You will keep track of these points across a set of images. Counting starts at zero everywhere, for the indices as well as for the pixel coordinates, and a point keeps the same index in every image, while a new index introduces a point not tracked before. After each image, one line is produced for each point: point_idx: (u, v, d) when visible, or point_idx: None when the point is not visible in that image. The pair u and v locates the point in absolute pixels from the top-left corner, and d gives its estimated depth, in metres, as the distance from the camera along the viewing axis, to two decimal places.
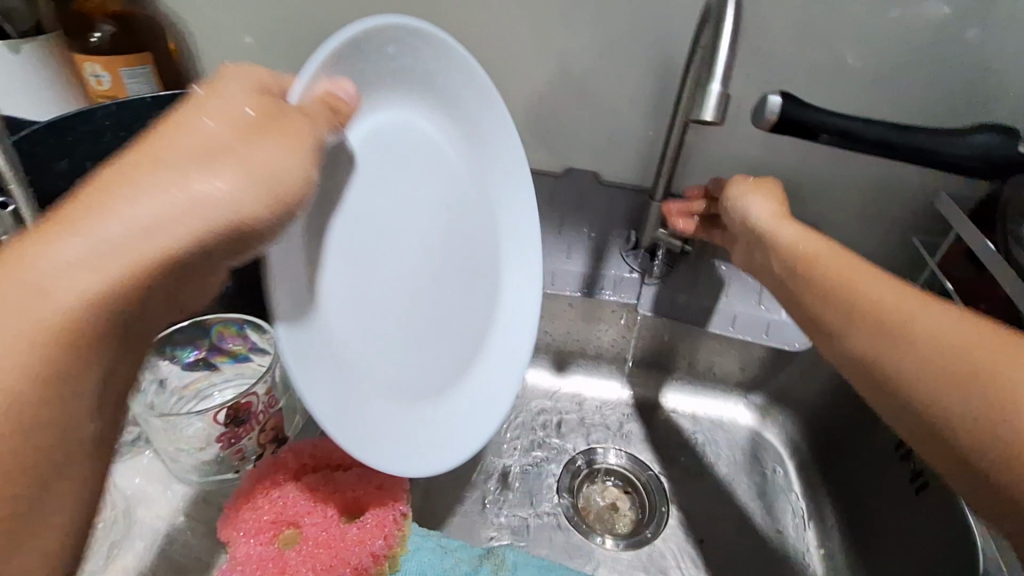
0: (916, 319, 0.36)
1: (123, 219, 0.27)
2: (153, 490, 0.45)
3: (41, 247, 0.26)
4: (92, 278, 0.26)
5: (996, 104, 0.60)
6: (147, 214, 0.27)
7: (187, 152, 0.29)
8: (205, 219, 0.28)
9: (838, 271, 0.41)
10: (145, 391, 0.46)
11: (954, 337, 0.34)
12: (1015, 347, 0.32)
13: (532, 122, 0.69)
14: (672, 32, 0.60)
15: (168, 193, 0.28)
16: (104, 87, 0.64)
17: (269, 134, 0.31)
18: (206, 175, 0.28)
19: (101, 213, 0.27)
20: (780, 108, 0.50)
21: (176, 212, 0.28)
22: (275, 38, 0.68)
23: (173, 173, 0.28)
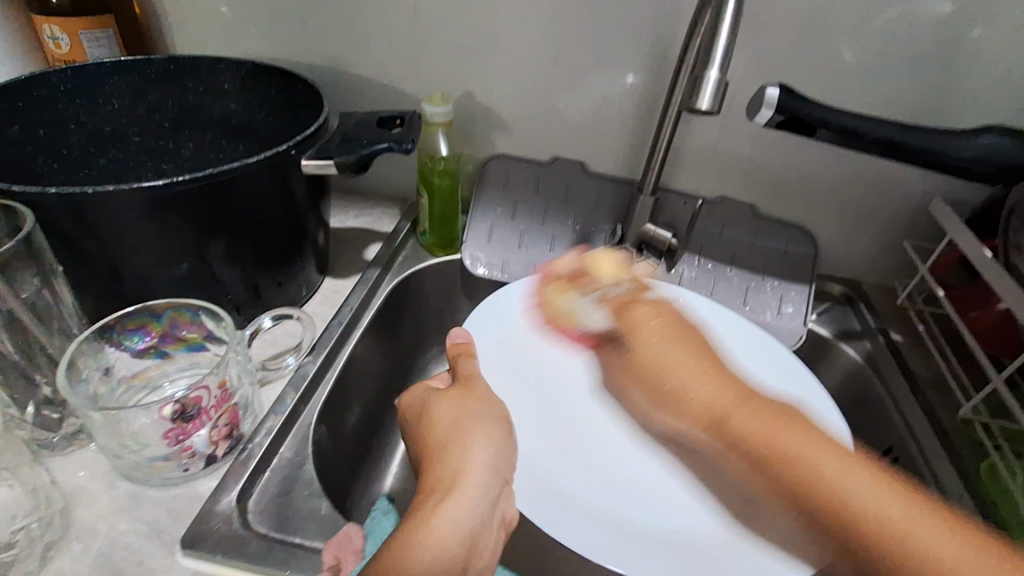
0: (807, 468, 0.32)
1: (455, 518, 0.32)
2: (94, 487, 0.41)
3: (432, 509, 0.32)
4: (462, 538, 0.31)
5: (1001, 107, 0.57)
6: (466, 517, 0.32)
7: (440, 436, 0.36)
8: (473, 502, 0.33)
9: (746, 433, 0.34)
10: (86, 379, 0.42)
11: (844, 487, 0.31)
12: (886, 490, 0.30)
13: (517, 109, 0.66)
14: (668, 18, 0.57)
15: (478, 457, 0.35)
16: (62, 51, 0.62)
17: (481, 393, 0.41)
18: (486, 429, 0.37)
19: (454, 502, 0.32)
20: (776, 101, 0.48)
21: (482, 479, 0.34)
22: (247, 9, 0.65)
23: (482, 432, 0.37)
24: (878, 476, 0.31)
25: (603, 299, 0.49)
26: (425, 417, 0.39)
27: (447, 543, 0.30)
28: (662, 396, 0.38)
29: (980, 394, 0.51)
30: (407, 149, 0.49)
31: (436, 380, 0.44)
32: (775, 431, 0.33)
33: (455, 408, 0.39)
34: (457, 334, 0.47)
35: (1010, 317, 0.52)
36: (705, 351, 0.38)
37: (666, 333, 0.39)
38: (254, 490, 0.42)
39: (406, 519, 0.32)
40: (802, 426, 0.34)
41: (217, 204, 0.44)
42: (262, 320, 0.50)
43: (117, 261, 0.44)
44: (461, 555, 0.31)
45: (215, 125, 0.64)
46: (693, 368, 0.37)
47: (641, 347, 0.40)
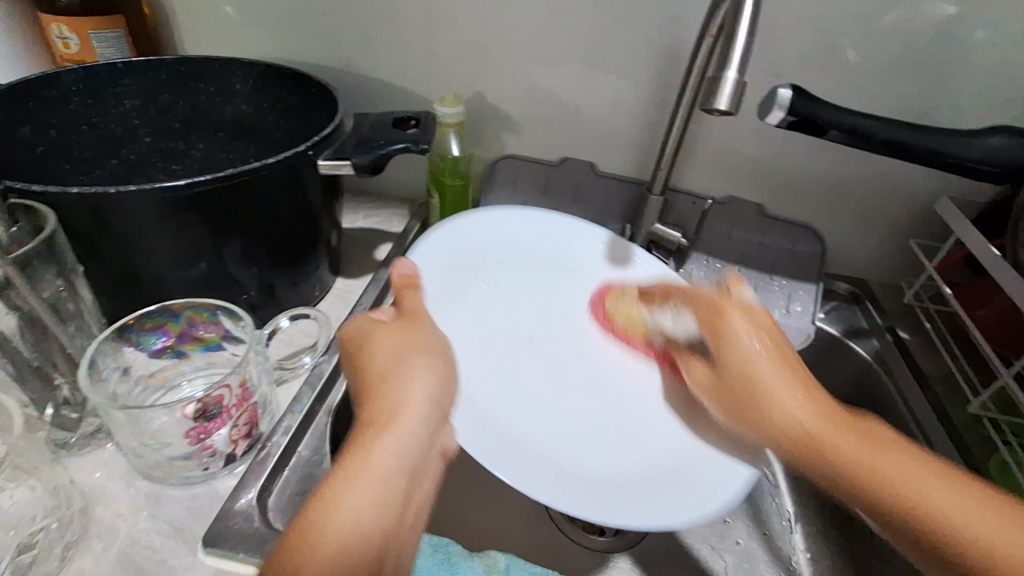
0: (879, 468, 0.35)
1: (378, 468, 0.32)
2: (114, 486, 0.41)
3: (355, 456, 0.32)
4: (375, 496, 0.31)
5: (1006, 108, 0.58)
6: (388, 460, 0.32)
7: (376, 370, 0.36)
8: (399, 449, 0.33)
9: (813, 427, 0.37)
10: (106, 379, 0.42)
11: (907, 484, 0.34)
12: (976, 503, 0.32)
13: (526, 110, 0.66)
14: (678, 20, 0.57)
15: (396, 394, 0.35)
16: (72, 51, 0.62)
17: (416, 329, 0.40)
18: (416, 366, 0.37)
19: (379, 439, 0.33)
20: (789, 102, 0.49)
21: (415, 427, 0.34)
22: (258, 10, 0.65)
23: (406, 369, 0.36)
24: (944, 476, 0.34)
25: (684, 305, 0.48)
26: (365, 349, 0.38)
27: (348, 482, 0.31)
28: (759, 402, 0.39)
29: (990, 392, 0.51)
30: (423, 149, 0.50)
31: (382, 309, 0.42)
32: (845, 445, 0.36)
33: (394, 342, 0.38)
34: (403, 268, 0.43)
35: (1018, 313, 0.53)
36: (791, 370, 0.39)
37: (760, 329, 0.40)
38: (273, 489, 0.42)
39: (344, 458, 0.32)
40: (853, 424, 0.37)
41: (235, 204, 0.44)
42: (280, 320, 0.52)
43: (136, 260, 0.44)
44: (396, 490, 0.32)
45: (226, 126, 0.64)
46: (776, 379, 0.39)
47: (753, 352, 0.40)
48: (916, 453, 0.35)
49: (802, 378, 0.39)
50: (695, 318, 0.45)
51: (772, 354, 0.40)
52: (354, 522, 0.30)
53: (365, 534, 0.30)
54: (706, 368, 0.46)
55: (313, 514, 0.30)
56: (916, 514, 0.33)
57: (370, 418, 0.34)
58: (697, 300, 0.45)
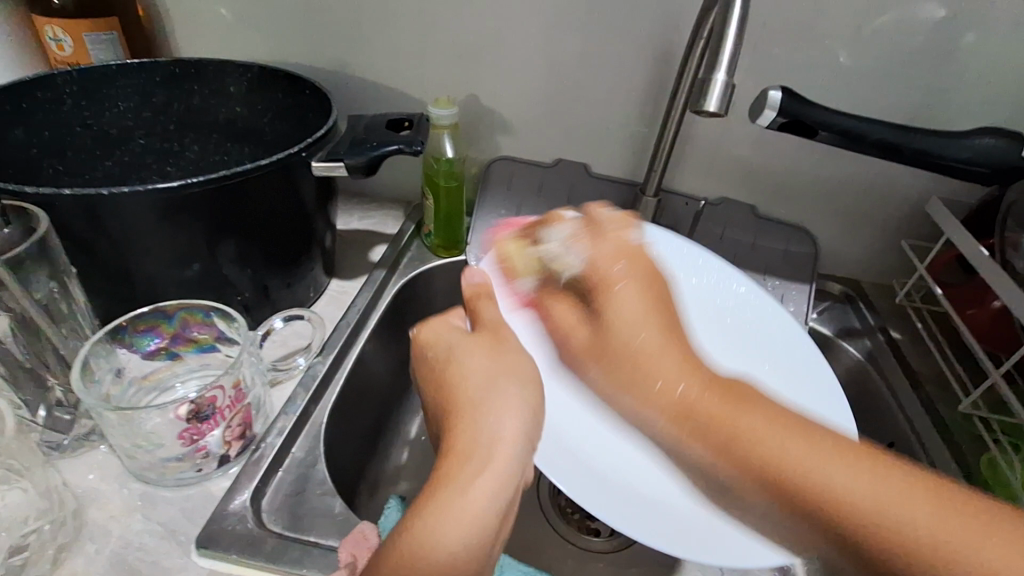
0: (812, 471, 0.28)
1: (471, 505, 0.30)
2: (107, 488, 0.41)
3: (450, 493, 0.30)
4: (475, 529, 0.30)
5: (995, 109, 0.59)
6: (484, 500, 0.30)
7: (468, 393, 0.35)
8: (499, 484, 0.31)
9: (792, 462, 0.28)
10: (99, 381, 0.42)
11: (854, 487, 0.27)
12: (909, 494, 0.26)
13: (519, 111, 0.66)
14: (670, 23, 0.58)
15: (487, 423, 0.33)
16: (66, 53, 0.63)
17: (511, 349, 0.38)
18: (512, 391, 0.35)
19: (472, 473, 0.31)
20: (780, 103, 0.49)
21: (514, 459, 0.32)
22: (253, 13, 0.65)
23: (497, 394, 0.35)
24: (883, 470, 0.27)
25: (578, 237, 0.43)
26: (450, 370, 0.37)
27: (434, 520, 0.29)
28: (644, 371, 0.34)
29: (980, 391, 0.52)
30: (417, 151, 0.50)
31: (457, 319, 0.42)
32: (807, 458, 0.28)
33: (486, 361, 0.37)
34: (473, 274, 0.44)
35: (1007, 313, 0.53)
36: (668, 326, 0.36)
37: (631, 266, 0.40)
38: (267, 490, 0.42)
39: (428, 490, 0.31)
40: (755, 400, 0.31)
41: (229, 206, 0.44)
42: (274, 321, 0.52)
43: (129, 262, 0.44)
44: (492, 531, 0.30)
45: (221, 127, 0.64)
46: (631, 305, 0.37)
47: (615, 304, 0.37)
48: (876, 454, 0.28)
49: (663, 328, 0.36)
50: (575, 226, 0.45)
51: (695, 382, 0.32)
52: (443, 560, 0.29)
53: (459, 568, 0.29)
54: (592, 331, 0.39)
55: (407, 551, 0.29)
56: (885, 543, 0.26)
57: (451, 449, 0.32)
58: (596, 251, 0.41)
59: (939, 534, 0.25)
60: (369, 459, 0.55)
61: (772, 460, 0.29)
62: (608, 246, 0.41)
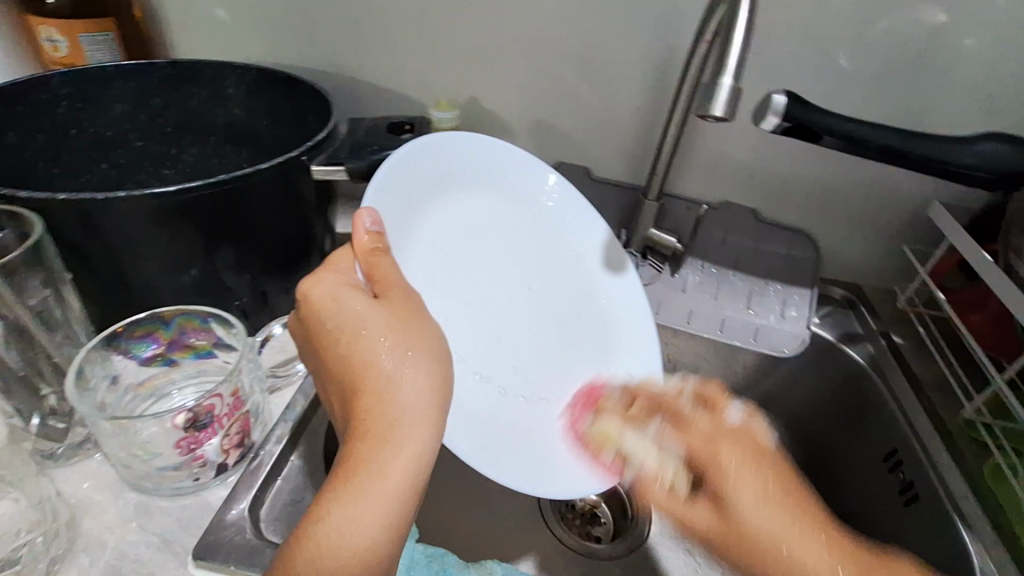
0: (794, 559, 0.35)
1: (372, 499, 0.30)
2: (102, 497, 0.41)
3: (349, 490, 0.31)
4: (374, 522, 0.30)
5: (996, 115, 0.59)
6: (400, 479, 0.31)
7: (373, 374, 0.34)
8: (397, 475, 0.31)
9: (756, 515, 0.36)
10: (95, 389, 0.42)
11: None
12: None
13: (521, 114, 0.66)
14: (673, 26, 0.58)
15: (381, 408, 0.33)
16: (61, 54, 0.61)
17: (405, 330, 0.36)
18: (411, 376, 0.34)
19: (383, 453, 0.32)
20: (783, 108, 0.49)
21: (415, 457, 0.32)
22: (252, 14, 0.64)
23: (386, 378, 0.34)
24: (858, 565, 0.36)
25: (665, 434, 0.43)
26: (347, 340, 0.35)
27: (333, 500, 0.30)
28: (765, 557, 0.36)
29: (983, 397, 0.52)
30: (418, 155, 0.49)
31: (351, 273, 0.38)
32: (805, 554, 0.36)
33: (391, 338, 0.35)
34: (365, 219, 0.39)
35: (1010, 318, 0.53)
36: (765, 462, 0.39)
37: (735, 443, 0.39)
38: (266, 499, 0.41)
39: (345, 468, 0.31)
40: (806, 515, 0.37)
41: (227, 210, 0.44)
42: (273, 327, 0.51)
43: (126, 267, 0.43)
44: (409, 506, 0.32)
45: (218, 130, 0.63)
46: (750, 491, 0.37)
47: (733, 495, 0.37)
48: (849, 549, 0.37)
49: (765, 487, 0.37)
50: (688, 456, 0.40)
51: (763, 503, 0.37)
52: (356, 535, 0.30)
53: (371, 547, 0.30)
54: (716, 514, 0.38)
55: (314, 536, 0.30)
56: None
57: (360, 429, 0.32)
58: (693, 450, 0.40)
59: None
60: None
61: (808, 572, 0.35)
62: (750, 474, 0.37)
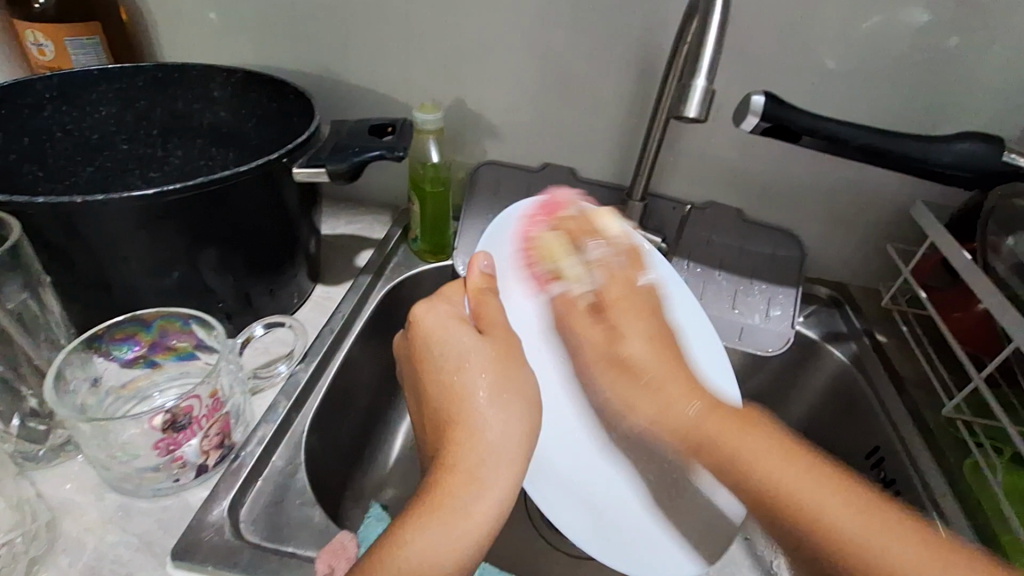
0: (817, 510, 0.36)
1: (459, 524, 0.33)
2: (82, 498, 0.41)
3: (424, 517, 0.33)
4: (450, 550, 0.32)
5: (976, 115, 0.59)
6: (480, 518, 0.34)
7: (456, 409, 0.38)
8: (486, 521, 0.34)
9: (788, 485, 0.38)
10: (75, 391, 0.42)
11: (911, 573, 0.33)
12: None
13: (507, 115, 0.66)
14: (656, 27, 0.58)
15: (473, 451, 0.36)
16: (47, 57, 0.62)
17: (515, 367, 0.41)
18: (493, 423, 0.38)
19: (463, 486, 0.34)
20: (763, 108, 0.49)
21: (496, 498, 0.35)
22: (238, 17, 0.65)
23: (473, 414, 0.38)
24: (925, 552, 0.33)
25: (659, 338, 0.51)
26: (426, 353, 0.42)
27: (419, 518, 0.33)
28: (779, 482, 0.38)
29: (963, 394, 0.52)
30: (400, 157, 0.49)
31: (460, 306, 0.44)
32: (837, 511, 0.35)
33: (495, 373, 0.40)
34: (479, 263, 0.47)
35: (991, 318, 0.53)
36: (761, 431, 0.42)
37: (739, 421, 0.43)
38: (246, 500, 0.42)
39: (432, 495, 0.34)
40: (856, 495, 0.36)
41: (208, 213, 0.44)
42: (254, 329, 0.50)
43: (107, 269, 0.43)
44: (474, 545, 0.33)
45: (204, 132, 0.63)
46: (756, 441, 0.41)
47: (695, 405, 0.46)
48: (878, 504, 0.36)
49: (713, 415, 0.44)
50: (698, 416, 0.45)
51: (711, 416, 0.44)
52: (427, 556, 0.32)
53: (447, 567, 0.32)
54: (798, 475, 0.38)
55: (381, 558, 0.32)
56: None
57: (448, 462, 0.36)
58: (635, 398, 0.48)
59: None
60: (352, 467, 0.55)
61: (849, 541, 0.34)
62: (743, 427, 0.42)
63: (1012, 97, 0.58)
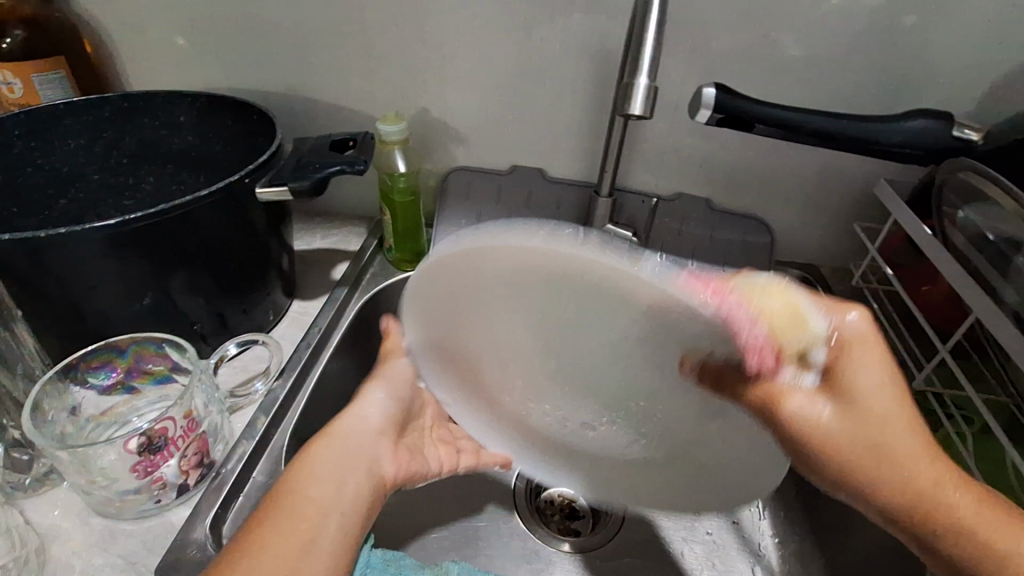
0: (909, 471, 0.37)
1: (297, 505, 0.37)
2: (67, 524, 0.42)
3: (276, 509, 0.37)
4: (297, 524, 0.36)
5: (930, 92, 0.60)
6: (314, 493, 0.38)
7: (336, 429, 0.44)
8: (318, 514, 0.37)
9: (891, 437, 0.37)
10: (54, 420, 0.43)
11: (939, 494, 0.36)
12: (985, 511, 0.36)
13: (472, 121, 0.67)
14: (610, 26, 0.59)
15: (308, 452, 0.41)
16: (16, 94, 0.63)
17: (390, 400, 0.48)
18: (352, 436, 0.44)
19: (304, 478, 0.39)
20: (714, 100, 0.50)
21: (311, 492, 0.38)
22: (201, 41, 0.66)
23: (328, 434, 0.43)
24: (952, 478, 0.37)
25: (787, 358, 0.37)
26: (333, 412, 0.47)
27: (271, 509, 0.37)
28: (880, 425, 0.38)
29: (931, 367, 0.53)
30: (361, 171, 0.50)
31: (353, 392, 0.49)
32: (916, 457, 0.37)
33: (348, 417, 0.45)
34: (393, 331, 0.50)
35: (955, 292, 0.54)
36: (868, 361, 0.38)
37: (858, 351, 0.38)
38: (227, 516, 0.43)
39: (271, 497, 0.38)
40: (903, 449, 0.37)
41: (174, 238, 0.45)
42: (227, 348, 0.51)
43: (78, 299, 0.44)
44: (315, 527, 0.37)
45: (175, 158, 0.64)
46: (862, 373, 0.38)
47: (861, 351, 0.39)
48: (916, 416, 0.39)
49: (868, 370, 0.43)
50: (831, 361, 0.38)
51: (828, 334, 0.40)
52: (281, 538, 0.36)
53: (288, 555, 0.35)
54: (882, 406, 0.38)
55: (237, 545, 0.35)
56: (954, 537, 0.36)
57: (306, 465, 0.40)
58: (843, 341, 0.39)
59: (969, 529, 0.36)
60: None
61: (916, 480, 0.37)
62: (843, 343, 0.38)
63: (964, 72, 0.58)
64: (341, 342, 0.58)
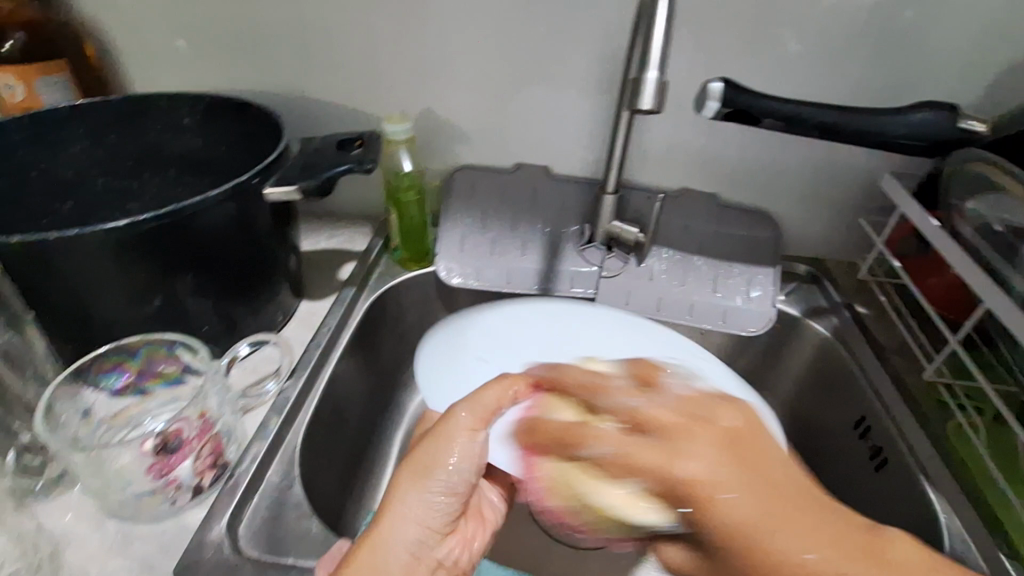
0: (753, 536, 0.35)
1: None
2: (81, 529, 0.42)
3: None
4: None
5: (932, 84, 0.60)
6: None
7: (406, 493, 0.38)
8: None
9: (725, 522, 0.35)
10: (67, 423, 0.43)
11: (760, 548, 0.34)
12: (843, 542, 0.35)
13: (476, 120, 0.67)
14: (612, 23, 0.59)
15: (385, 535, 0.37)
16: (18, 99, 0.62)
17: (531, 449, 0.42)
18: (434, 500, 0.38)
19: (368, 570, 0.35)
20: (721, 94, 0.50)
21: None
22: (203, 43, 0.66)
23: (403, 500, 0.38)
24: (786, 519, 0.35)
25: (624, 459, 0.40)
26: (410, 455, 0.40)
27: None
28: (739, 527, 0.35)
29: (941, 357, 0.53)
30: (369, 169, 0.50)
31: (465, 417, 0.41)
32: (761, 523, 0.35)
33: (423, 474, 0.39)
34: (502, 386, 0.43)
35: (962, 282, 0.55)
36: (706, 446, 0.37)
37: (703, 442, 0.38)
38: (243, 517, 0.43)
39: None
40: (732, 523, 0.35)
41: (184, 240, 0.45)
42: (238, 349, 0.52)
43: (88, 301, 0.44)
44: None
45: (180, 160, 0.64)
46: (699, 456, 0.37)
47: (686, 461, 0.37)
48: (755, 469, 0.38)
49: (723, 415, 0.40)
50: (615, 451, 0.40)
51: (626, 441, 0.40)
52: None
53: None
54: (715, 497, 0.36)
55: None
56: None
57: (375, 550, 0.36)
58: (630, 461, 0.39)
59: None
60: (348, 479, 0.55)
61: (761, 548, 0.34)
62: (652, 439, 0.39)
63: (965, 64, 0.59)
64: (350, 342, 0.58)
